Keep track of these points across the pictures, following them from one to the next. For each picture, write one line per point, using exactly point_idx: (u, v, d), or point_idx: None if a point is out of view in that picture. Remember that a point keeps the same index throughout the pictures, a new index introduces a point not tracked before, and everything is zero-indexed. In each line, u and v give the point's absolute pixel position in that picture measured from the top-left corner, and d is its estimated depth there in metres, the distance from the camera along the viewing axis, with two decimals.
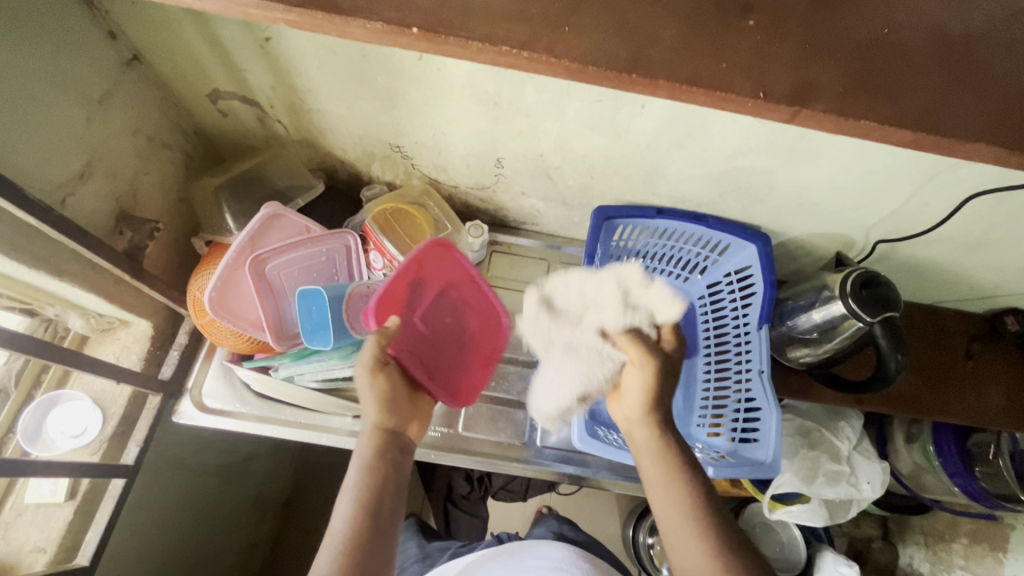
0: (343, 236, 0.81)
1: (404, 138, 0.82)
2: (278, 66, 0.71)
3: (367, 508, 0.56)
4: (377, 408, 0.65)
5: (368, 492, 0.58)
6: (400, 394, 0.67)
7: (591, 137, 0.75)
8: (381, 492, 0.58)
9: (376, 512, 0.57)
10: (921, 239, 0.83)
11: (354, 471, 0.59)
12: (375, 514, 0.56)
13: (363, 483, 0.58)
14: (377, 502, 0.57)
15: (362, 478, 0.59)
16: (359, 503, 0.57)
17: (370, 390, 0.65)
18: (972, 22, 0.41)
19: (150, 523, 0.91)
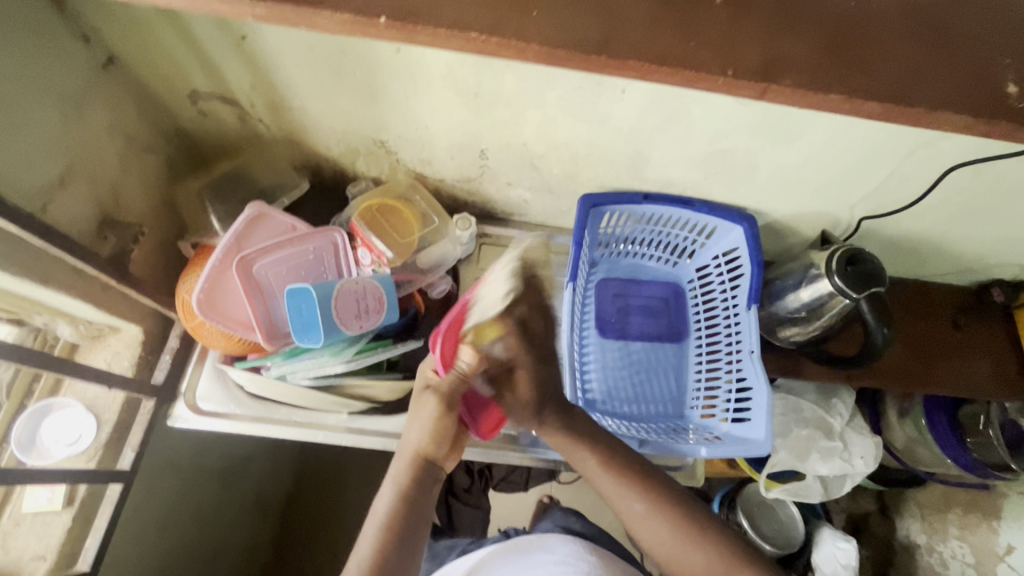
0: (330, 234, 0.80)
1: (387, 132, 0.82)
2: (256, 63, 0.70)
3: (395, 541, 0.59)
4: (426, 437, 0.66)
5: (396, 524, 0.60)
6: (453, 429, 0.68)
7: (574, 124, 0.75)
8: (410, 526, 0.61)
9: (401, 545, 0.59)
10: (904, 214, 0.83)
11: (390, 498, 0.62)
12: (398, 550, 0.59)
13: (394, 513, 0.61)
14: (405, 533, 0.60)
15: (393, 509, 0.61)
16: (387, 536, 0.59)
17: (428, 417, 0.66)
18: None
19: (150, 528, 0.91)
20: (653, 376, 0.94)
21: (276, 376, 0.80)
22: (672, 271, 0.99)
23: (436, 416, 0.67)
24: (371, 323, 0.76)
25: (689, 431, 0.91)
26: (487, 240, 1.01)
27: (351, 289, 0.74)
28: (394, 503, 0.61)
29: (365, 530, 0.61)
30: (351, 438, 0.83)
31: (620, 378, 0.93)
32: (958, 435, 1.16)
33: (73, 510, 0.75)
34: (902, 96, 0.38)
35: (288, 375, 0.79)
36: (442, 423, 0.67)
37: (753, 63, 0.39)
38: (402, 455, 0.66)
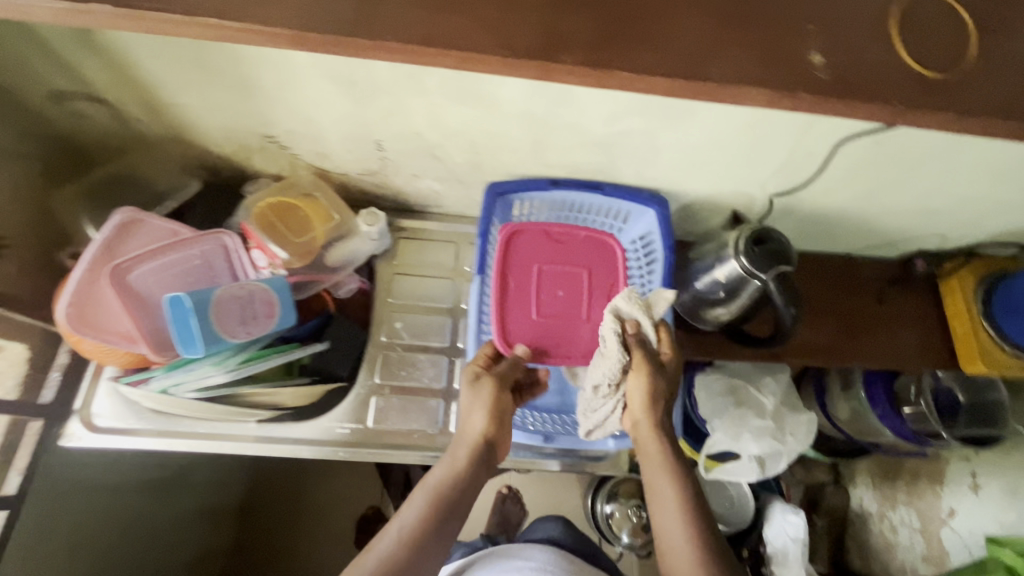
0: (218, 237, 0.77)
1: (274, 127, 0.77)
2: (111, 59, 0.66)
3: (441, 512, 0.65)
4: (484, 419, 0.72)
5: (443, 497, 0.67)
6: (504, 412, 0.74)
7: (462, 110, 0.71)
8: (456, 500, 0.67)
9: (443, 517, 0.65)
10: (814, 189, 0.82)
11: (443, 472, 0.68)
12: (441, 520, 0.65)
13: (443, 486, 0.67)
14: (450, 506, 0.66)
15: (442, 481, 0.67)
16: (433, 507, 0.66)
17: (478, 399, 0.73)
18: None
19: (60, 550, 0.88)
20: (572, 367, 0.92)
21: (156, 390, 0.78)
22: None
23: (491, 397, 0.73)
24: (263, 328, 0.73)
25: None
26: (404, 233, 0.97)
27: (235, 296, 0.71)
28: (445, 478, 0.68)
29: (415, 500, 0.67)
30: (261, 447, 0.82)
31: None
32: (894, 405, 1.17)
33: None
34: (693, 74, 0.42)
35: (171, 389, 0.77)
36: (498, 407, 0.73)
37: (528, 43, 0.41)
38: (465, 436, 0.72)
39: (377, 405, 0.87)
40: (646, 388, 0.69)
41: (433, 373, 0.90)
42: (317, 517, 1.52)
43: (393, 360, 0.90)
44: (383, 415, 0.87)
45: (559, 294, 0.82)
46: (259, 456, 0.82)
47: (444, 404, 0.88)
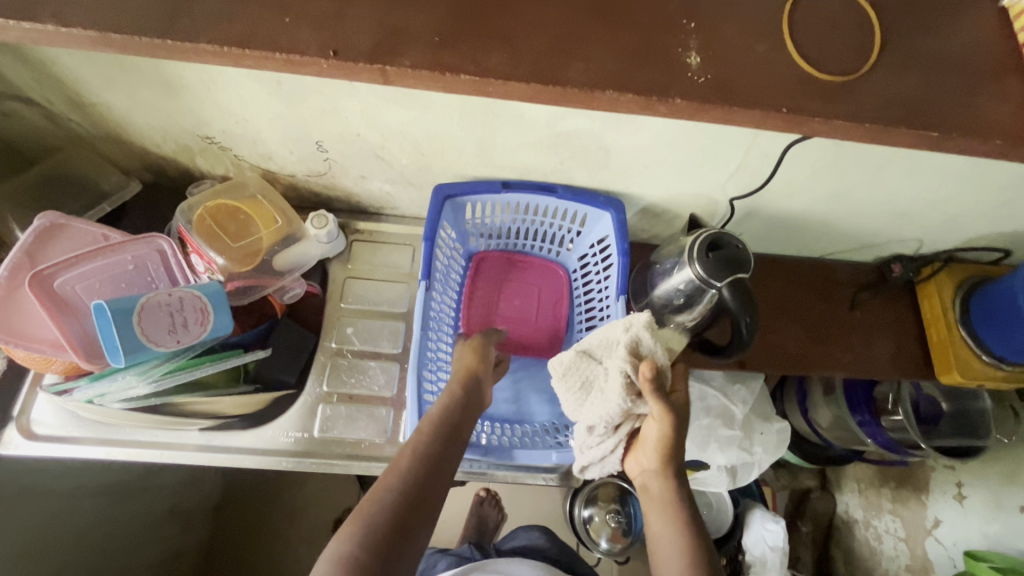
0: (154, 241, 0.74)
1: (209, 128, 0.75)
2: (28, 57, 0.63)
3: (444, 433, 0.64)
4: (473, 358, 0.75)
5: (447, 422, 0.66)
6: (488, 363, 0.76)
7: (397, 110, 0.68)
8: (456, 427, 0.66)
9: (448, 440, 0.64)
10: (775, 191, 0.78)
11: (442, 402, 0.68)
12: (446, 441, 0.64)
13: (445, 413, 0.67)
14: (454, 430, 0.66)
15: (444, 410, 0.67)
16: (437, 431, 0.64)
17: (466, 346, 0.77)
18: None
19: (9, 558, 0.86)
20: (530, 375, 0.90)
21: (83, 400, 0.73)
22: (553, 262, 0.94)
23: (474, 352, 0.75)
24: (195, 336, 0.70)
25: (565, 431, 0.86)
26: (359, 236, 0.95)
27: (161, 303, 0.68)
28: (445, 406, 0.67)
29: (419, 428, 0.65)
30: (204, 456, 0.81)
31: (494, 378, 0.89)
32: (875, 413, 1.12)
33: None
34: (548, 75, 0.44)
35: (97, 400, 0.72)
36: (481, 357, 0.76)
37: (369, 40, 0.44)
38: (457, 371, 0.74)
39: (324, 414, 0.84)
40: (661, 435, 0.65)
41: (384, 380, 0.87)
42: (292, 520, 1.50)
43: (342, 368, 0.87)
44: (332, 424, 0.85)
45: (515, 302, 0.93)
46: (200, 466, 0.81)
47: (394, 413, 0.86)
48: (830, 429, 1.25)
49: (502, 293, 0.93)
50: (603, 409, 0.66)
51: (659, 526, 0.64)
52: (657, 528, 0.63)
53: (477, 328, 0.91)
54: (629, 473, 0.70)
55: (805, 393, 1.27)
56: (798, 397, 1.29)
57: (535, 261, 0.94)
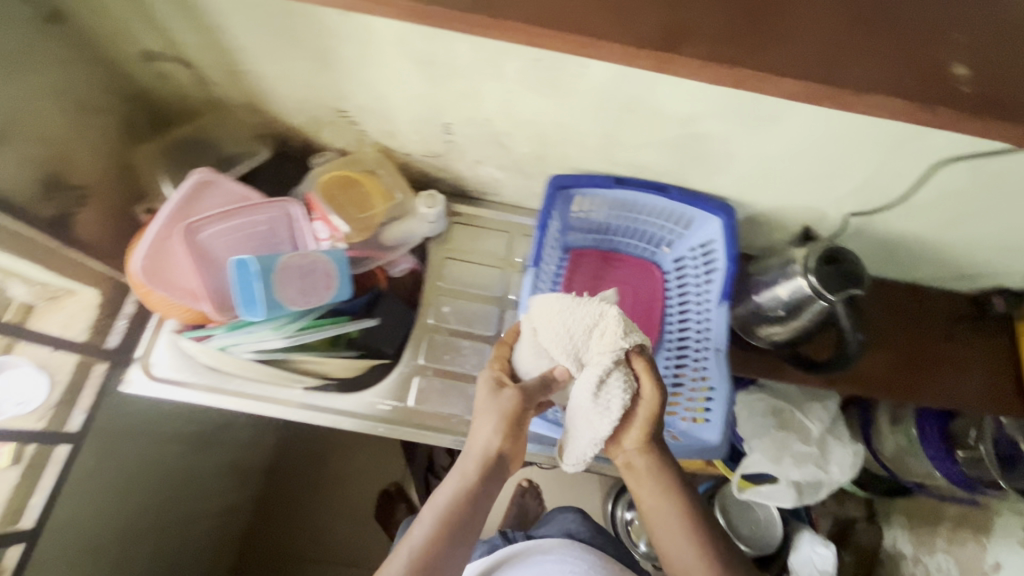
0: (284, 206, 0.79)
1: (346, 102, 0.78)
2: (202, 22, 0.67)
3: (449, 532, 0.59)
4: (503, 433, 0.64)
5: (454, 519, 0.60)
6: (525, 420, 0.66)
7: (536, 99, 0.70)
8: (462, 526, 0.60)
9: (452, 543, 0.59)
10: (893, 212, 0.77)
11: (450, 493, 0.62)
12: (450, 542, 0.59)
13: (452, 507, 0.61)
14: (460, 530, 0.60)
15: (451, 503, 0.61)
16: (441, 531, 0.59)
17: (489, 407, 0.66)
18: None
19: (109, 490, 0.91)
20: None
21: (216, 347, 0.78)
22: (648, 261, 0.96)
23: (511, 410, 0.65)
24: (319, 299, 0.75)
25: None
26: (458, 219, 0.97)
27: (297, 264, 0.73)
28: (455, 497, 0.61)
29: (421, 520, 0.61)
30: (305, 414, 0.83)
31: None
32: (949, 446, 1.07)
33: (20, 468, 0.74)
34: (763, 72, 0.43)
35: (231, 347, 0.78)
36: (513, 413, 0.65)
37: (640, 35, 0.43)
38: (475, 449, 0.64)
39: (419, 386, 0.88)
40: (647, 409, 0.65)
41: (476, 360, 0.89)
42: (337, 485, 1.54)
43: (436, 344, 0.90)
44: (423, 397, 0.87)
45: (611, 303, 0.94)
46: (301, 423, 0.83)
47: None
48: (894, 460, 1.21)
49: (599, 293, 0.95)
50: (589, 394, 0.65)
51: (653, 499, 0.64)
52: (658, 512, 0.64)
53: None
54: (611, 458, 0.69)
55: (869, 421, 1.23)
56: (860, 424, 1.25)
57: (630, 262, 0.97)
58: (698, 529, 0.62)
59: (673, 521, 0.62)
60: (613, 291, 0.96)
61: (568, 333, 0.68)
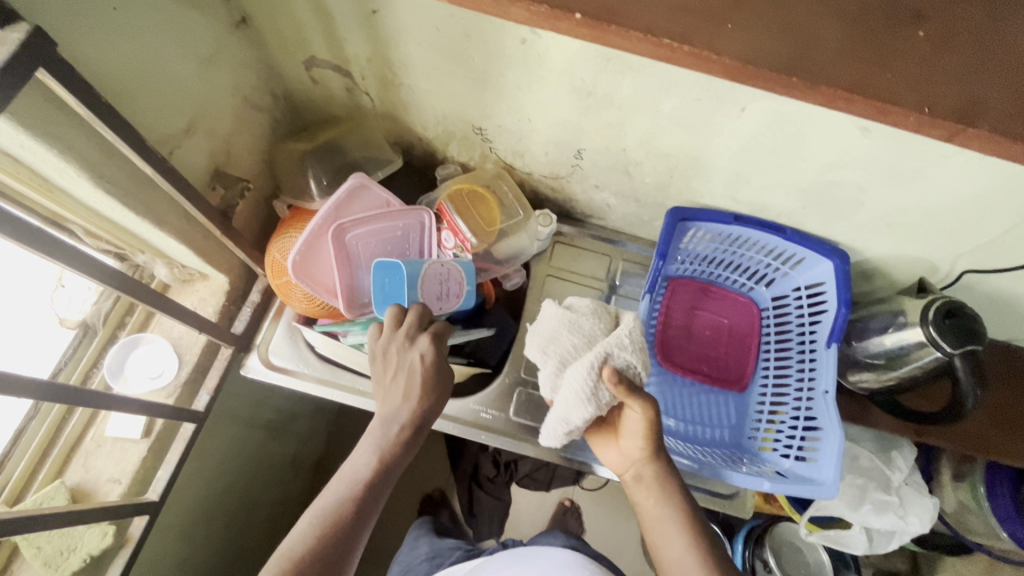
0: (419, 214, 0.83)
1: (487, 121, 0.81)
2: (377, 38, 0.70)
3: (376, 485, 0.60)
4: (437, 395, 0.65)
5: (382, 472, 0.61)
6: (433, 384, 0.65)
7: (680, 134, 0.72)
8: (387, 479, 0.62)
9: (376, 495, 0.61)
10: (1016, 274, 0.77)
11: (383, 448, 0.62)
12: (375, 493, 0.60)
13: (384, 464, 0.61)
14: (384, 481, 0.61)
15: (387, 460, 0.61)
16: (368, 488, 0.60)
17: (409, 377, 0.64)
18: None
19: (209, 470, 0.94)
20: (710, 400, 0.93)
21: (349, 344, 0.79)
22: (746, 296, 0.98)
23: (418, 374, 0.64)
24: (449, 305, 0.79)
25: (745, 461, 0.88)
26: (561, 239, 1.00)
27: (436, 271, 0.77)
28: (387, 454, 0.62)
29: (345, 476, 0.61)
30: None
31: (679, 397, 0.93)
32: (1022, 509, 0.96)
33: (149, 441, 0.79)
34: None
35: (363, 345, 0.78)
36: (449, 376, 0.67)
37: (950, 102, 0.32)
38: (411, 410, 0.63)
39: (523, 396, 0.89)
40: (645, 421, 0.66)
41: None
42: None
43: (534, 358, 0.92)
44: (522, 409, 0.89)
45: (707, 332, 0.96)
46: None
47: None
48: (955, 516, 1.08)
49: (696, 322, 0.96)
50: (583, 379, 0.66)
51: (656, 511, 0.67)
52: (661, 525, 0.66)
53: (671, 350, 0.95)
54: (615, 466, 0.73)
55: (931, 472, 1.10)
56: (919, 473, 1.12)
57: (729, 294, 0.98)
58: (682, 526, 0.65)
59: (673, 530, 0.65)
60: (709, 321, 0.97)
61: (574, 324, 0.71)
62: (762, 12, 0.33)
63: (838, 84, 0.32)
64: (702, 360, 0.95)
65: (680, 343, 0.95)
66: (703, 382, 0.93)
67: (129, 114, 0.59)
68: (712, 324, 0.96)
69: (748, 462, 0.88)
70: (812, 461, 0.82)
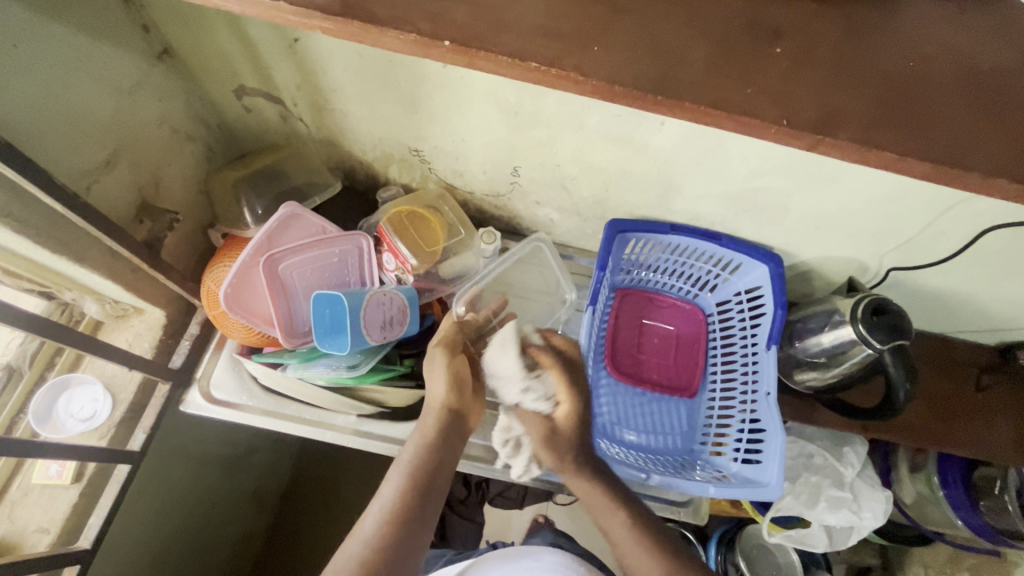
0: (356, 239, 0.83)
1: (423, 142, 0.82)
2: (303, 66, 0.70)
3: (431, 474, 0.61)
4: (447, 387, 0.68)
5: (422, 473, 0.61)
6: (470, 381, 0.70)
7: (608, 149, 0.74)
8: (430, 481, 0.61)
9: (426, 490, 0.60)
10: (939, 269, 0.79)
11: (415, 449, 0.63)
12: (432, 479, 0.61)
13: (419, 463, 0.61)
14: (429, 479, 0.61)
15: (417, 457, 0.62)
16: (412, 480, 0.60)
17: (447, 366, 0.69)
18: (1015, 57, 0.37)
19: (153, 511, 0.90)
20: (663, 409, 0.94)
21: (291, 376, 0.80)
22: (692, 302, 0.99)
23: (448, 364, 0.69)
24: (394, 334, 0.80)
25: (697, 467, 0.89)
26: (509, 255, 0.99)
27: (379, 301, 0.77)
28: (419, 454, 0.62)
29: (390, 479, 0.61)
30: (358, 441, 0.82)
31: (631, 408, 0.94)
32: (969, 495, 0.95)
33: (80, 486, 0.77)
34: (963, 159, 0.34)
35: (303, 377, 0.80)
36: (459, 369, 0.70)
37: (808, 113, 0.34)
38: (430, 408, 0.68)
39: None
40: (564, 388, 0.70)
41: None
42: (328, 512, 1.33)
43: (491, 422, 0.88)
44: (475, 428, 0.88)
45: (655, 340, 0.97)
46: (352, 450, 0.83)
47: None
48: (914, 508, 1.04)
49: (643, 330, 0.98)
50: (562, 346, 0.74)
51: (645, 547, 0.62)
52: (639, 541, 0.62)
53: (621, 359, 0.96)
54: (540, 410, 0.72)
55: (887, 465, 1.07)
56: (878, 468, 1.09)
57: (677, 302, 0.99)
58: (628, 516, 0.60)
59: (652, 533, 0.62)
60: (657, 328, 0.98)
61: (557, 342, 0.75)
62: (627, 37, 0.35)
63: (700, 101, 0.34)
64: (652, 370, 0.96)
65: (630, 353, 0.96)
66: (653, 392, 0.94)
67: (38, 156, 0.58)
68: (660, 332, 0.97)
69: (699, 467, 0.90)
70: (759, 463, 0.84)
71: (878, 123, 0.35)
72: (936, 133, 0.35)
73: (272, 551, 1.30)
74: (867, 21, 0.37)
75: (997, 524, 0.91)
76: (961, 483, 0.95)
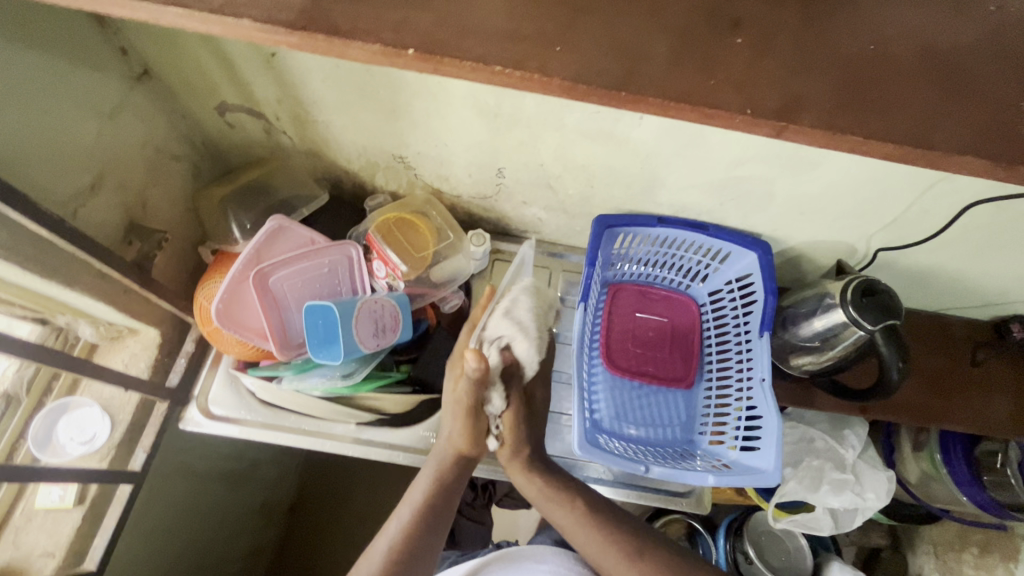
0: (345, 248, 0.84)
1: (406, 149, 0.82)
2: (282, 79, 0.70)
3: (435, 516, 0.65)
4: (461, 436, 0.69)
5: (427, 511, 0.66)
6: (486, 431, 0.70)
7: (589, 147, 0.74)
8: (435, 523, 0.65)
9: (428, 531, 0.65)
10: (926, 247, 0.80)
11: (425, 488, 0.68)
12: (433, 521, 0.65)
13: (428, 501, 0.66)
14: (434, 521, 0.65)
15: (426, 498, 0.66)
16: (418, 520, 0.65)
17: (463, 419, 0.69)
18: (973, 35, 0.38)
19: (159, 529, 0.91)
20: (660, 401, 0.95)
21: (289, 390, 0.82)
22: (684, 293, 1.00)
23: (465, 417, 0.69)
24: (387, 341, 0.80)
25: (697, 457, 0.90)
26: (500, 256, 0.98)
27: (371, 309, 0.78)
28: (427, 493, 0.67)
29: (399, 512, 0.66)
30: (359, 449, 0.82)
31: (629, 401, 0.95)
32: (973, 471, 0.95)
33: (83, 508, 0.77)
34: (929, 138, 0.35)
35: (300, 390, 0.82)
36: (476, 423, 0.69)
37: (770, 102, 0.35)
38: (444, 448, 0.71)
39: None
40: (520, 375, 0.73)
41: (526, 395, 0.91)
42: (337, 520, 1.33)
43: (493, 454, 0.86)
44: None
45: (650, 334, 0.97)
46: (354, 458, 0.83)
47: None
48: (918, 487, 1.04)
49: (637, 323, 0.98)
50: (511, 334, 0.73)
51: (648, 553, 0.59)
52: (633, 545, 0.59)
53: (616, 353, 0.96)
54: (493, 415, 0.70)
55: (890, 445, 1.06)
56: (881, 449, 1.08)
57: (669, 293, 1.00)
58: None
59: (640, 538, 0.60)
60: (651, 320, 0.98)
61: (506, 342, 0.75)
62: (590, 36, 0.36)
63: (664, 95, 0.35)
64: (648, 361, 0.96)
65: (625, 346, 0.96)
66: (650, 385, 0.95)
67: (22, 182, 0.59)
68: (655, 325, 0.97)
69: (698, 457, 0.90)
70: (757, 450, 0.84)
71: (843, 105, 0.35)
72: (902, 116, 0.35)
73: (283, 563, 1.31)
74: (829, 6, 0.38)
75: (1001, 498, 0.91)
76: (965, 460, 0.95)
